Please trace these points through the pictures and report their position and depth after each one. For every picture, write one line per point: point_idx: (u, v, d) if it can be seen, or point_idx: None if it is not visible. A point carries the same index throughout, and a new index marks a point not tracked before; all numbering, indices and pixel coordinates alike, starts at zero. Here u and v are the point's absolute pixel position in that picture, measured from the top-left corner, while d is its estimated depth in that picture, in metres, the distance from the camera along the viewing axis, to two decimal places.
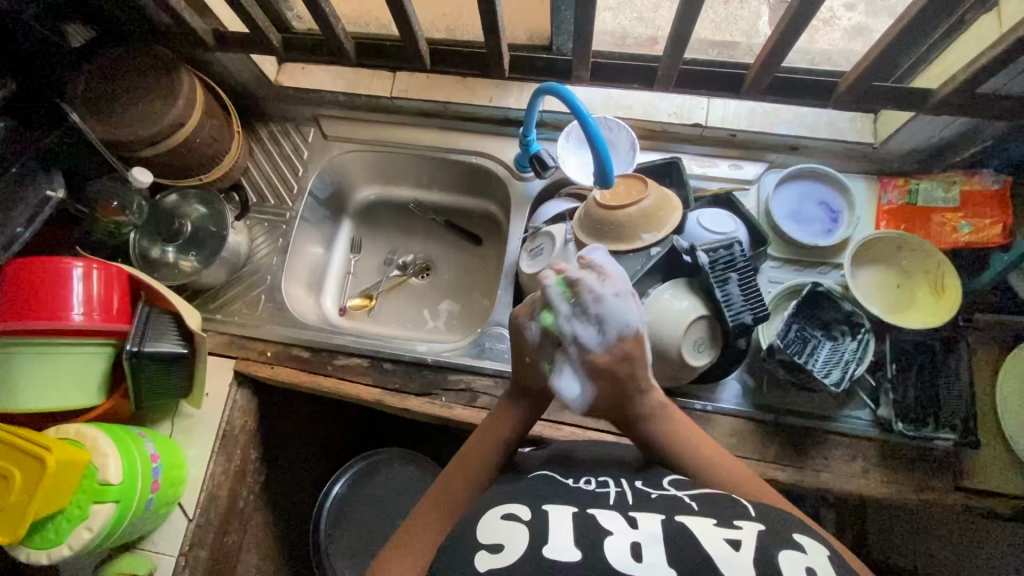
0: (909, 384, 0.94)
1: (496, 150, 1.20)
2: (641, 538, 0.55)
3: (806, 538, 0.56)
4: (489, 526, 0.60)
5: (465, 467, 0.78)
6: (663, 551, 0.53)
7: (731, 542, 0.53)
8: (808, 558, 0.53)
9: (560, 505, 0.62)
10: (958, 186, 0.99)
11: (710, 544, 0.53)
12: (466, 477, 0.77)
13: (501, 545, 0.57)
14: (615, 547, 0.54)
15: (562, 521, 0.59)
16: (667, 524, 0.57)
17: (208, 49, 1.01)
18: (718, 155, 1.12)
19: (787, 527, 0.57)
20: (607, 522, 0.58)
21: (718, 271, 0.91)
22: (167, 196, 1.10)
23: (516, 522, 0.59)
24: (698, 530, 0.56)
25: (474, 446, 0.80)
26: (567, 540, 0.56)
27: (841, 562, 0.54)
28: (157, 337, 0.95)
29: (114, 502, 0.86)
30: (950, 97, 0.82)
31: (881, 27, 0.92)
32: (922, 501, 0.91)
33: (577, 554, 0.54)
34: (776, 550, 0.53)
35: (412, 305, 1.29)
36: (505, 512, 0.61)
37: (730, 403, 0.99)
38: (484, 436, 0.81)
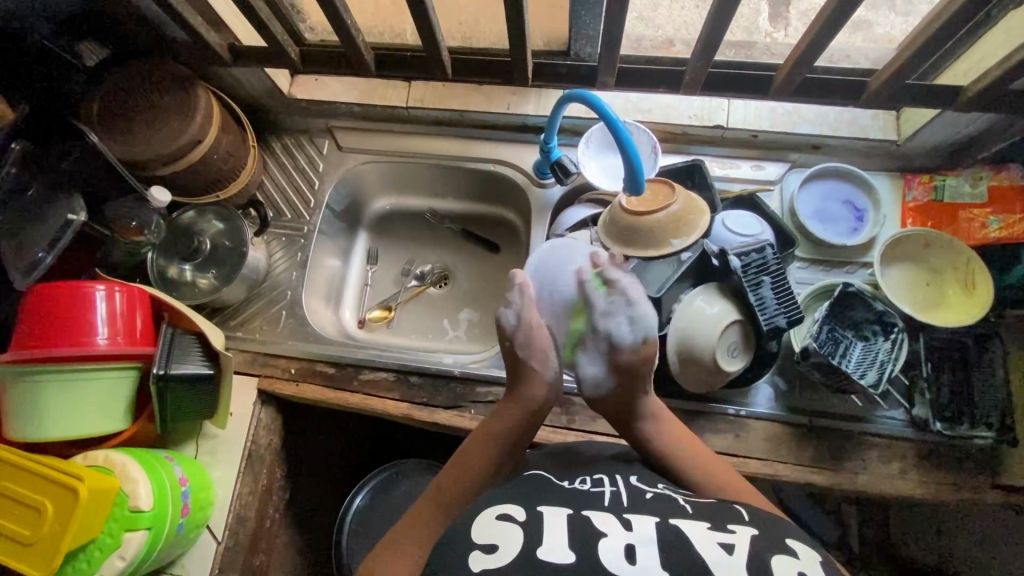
0: (944, 382, 0.93)
1: (514, 157, 1.19)
2: (634, 540, 0.54)
3: (798, 543, 0.56)
4: (482, 525, 0.57)
5: (463, 465, 0.75)
6: (656, 554, 0.52)
7: (724, 546, 0.53)
8: (801, 562, 0.53)
9: (554, 505, 0.61)
10: (985, 182, 0.98)
11: (705, 549, 0.52)
12: (465, 475, 0.73)
13: (495, 545, 0.55)
14: (609, 549, 0.53)
15: (558, 521, 0.57)
16: (661, 527, 0.56)
17: (225, 64, 1.00)
18: (740, 157, 1.11)
19: (779, 532, 0.57)
20: (601, 523, 0.57)
21: (750, 275, 0.90)
22: (184, 213, 1.10)
23: (510, 523, 0.57)
24: (693, 534, 0.55)
25: (473, 446, 0.77)
26: (562, 540, 0.54)
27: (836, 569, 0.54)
28: (181, 359, 0.93)
29: (146, 530, 0.85)
30: (983, 93, 0.82)
31: (881, 20, 1.00)
32: (961, 499, 0.91)
33: (571, 555, 0.53)
34: (769, 554, 0.53)
35: (431, 315, 1.28)
36: (500, 512, 0.59)
37: (763, 407, 0.98)
38: (485, 438, 0.77)
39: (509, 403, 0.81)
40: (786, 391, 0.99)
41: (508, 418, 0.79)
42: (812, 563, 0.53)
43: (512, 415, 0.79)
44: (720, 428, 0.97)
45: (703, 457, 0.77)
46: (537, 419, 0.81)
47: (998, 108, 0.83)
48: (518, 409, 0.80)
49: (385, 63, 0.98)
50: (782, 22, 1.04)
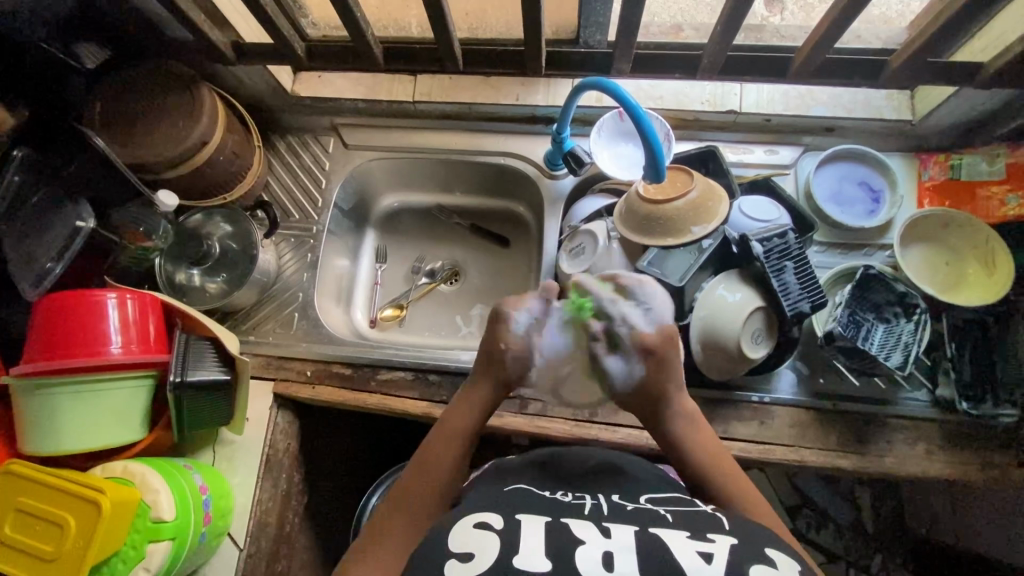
0: (965, 363, 0.93)
1: (525, 149, 1.17)
2: (613, 548, 0.54)
3: (778, 553, 0.55)
4: (459, 533, 0.57)
5: (426, 464, 0.75)
6: (635, 561, 0.53)
7: (703, 555, 0.53)
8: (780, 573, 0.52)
9: (532, 513, 0.60)
10: (1002, 159, 0.97)
11: (682, 555, 0.53)
12: (427, 474, 0.74)
13: (471, 554, 0.54)
14: (587, 558, 0.53)
15: (535, 528, 0.57)
16: (641, 536, 0.56)
17: (228, 63, 0.97)
18: (754, 141, 1.10)
19: (761, 542, 0.56)
20: (579, 531, 0.57)
21: (773, 261, 0.89)
22: (192, 216, 1.07)
23: (486, 531, 0.57)
24: (672, 544, 0.55)
25: (436, 449, 0.77)
26: (539, 549, 0.54)
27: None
28: (197, 365, 0.92)
29: (169, 540, 0.84)
30: (1004, 69, 0.81)
31: None
32: (989, 479, 0.91)
33: (547, 562, 0.52)
34: (748, 564, 0.52)
35: (443, 312, 1.26)
36: (477, 521, 0.59)
37: (787, 393, 0.97)
38: (447, 436, 0.78)
39: (460, 401, 0.82)
40: (808, 376, 0.98)
41: (465, 418, 0.80)
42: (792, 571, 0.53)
43: (471, 413, 0.81)
44: (745, 416, 0.96)
45: (710, 452, 0.77)
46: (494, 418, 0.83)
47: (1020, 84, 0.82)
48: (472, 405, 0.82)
49: (394, 57, 0.95)
50: (778, 6, 1.02)
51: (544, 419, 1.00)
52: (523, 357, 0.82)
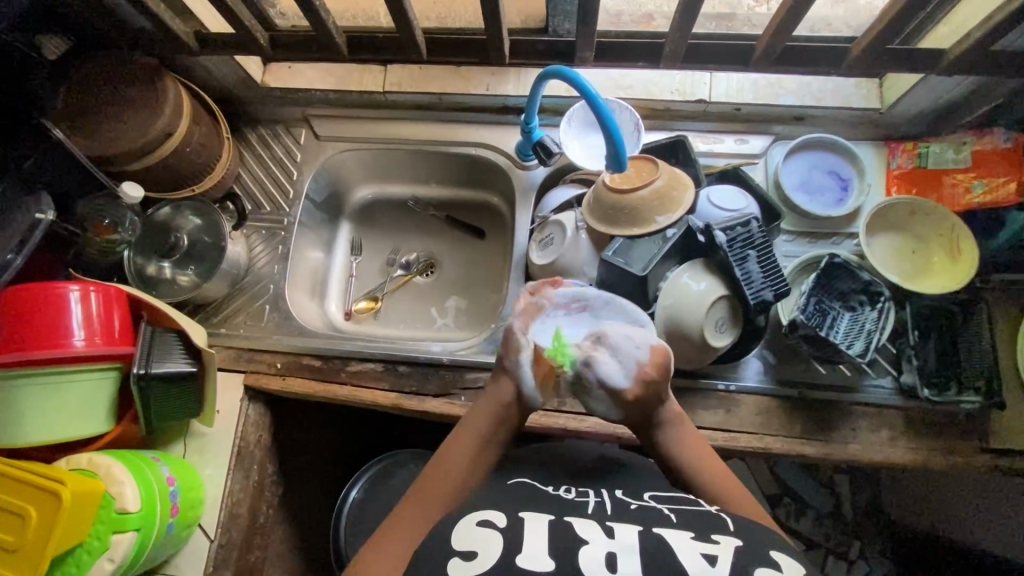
0: (930, 349, 0.94)
1: (496, 139, 1.16)
2: (616, 548, 0.56)
3: (782, 555, 0.56)
4: (464, 530, 0.59)
5: (441, 465, 0.73)
6: (637, 561, 0.54)
7: (706, 557, 0.54)
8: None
9: (535, 512, 0.62)
10: (969, 147, 0.97)
11: (687, 559, 0.54)
12: (445, 476, 0.72)
13: (475, 552, 0.56)
14: (591, 556, 0.55)
15: (538, 528, 0.59)
16: (643, 537, 0.57)
17: (192, 53, 0.96)
18: (724, 130, 1.10)
19: (763, 545, 0.57)
20: (582, 531, 0.59)
21: (736, 250, 0.89)
22: (160, 210, 1.06)
23: (490, 530, 0.59)
24: (675, 544, 0.56)
25: (452, 446, 0.75)
26: (542, 548, 0.56)
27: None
28: (162, 359, 0.92)
29: (135, 531, 0.84)
30: (965, 55, 0.81)
31: None
32: (950, 466, 0.92)
33: (551, 563, 0.54)
34: (754, 567, 0.53)
35: (419, 304, 1.26)
36: (482, 519, 0.61)
37: (753, 381, 0.98)
38: (464, 442, 0.75)
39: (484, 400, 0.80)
40: (774, 364, 0.99)
41: (484, 415, 0.78)
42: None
43: (490, 408, 0.79)
44: (710, 404, 0.97)
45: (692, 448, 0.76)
46: (516, 417, 0.80)
47: (991, 71, 0.82)
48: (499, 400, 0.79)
49: (358, 46, 0.95)
50: None
51: None
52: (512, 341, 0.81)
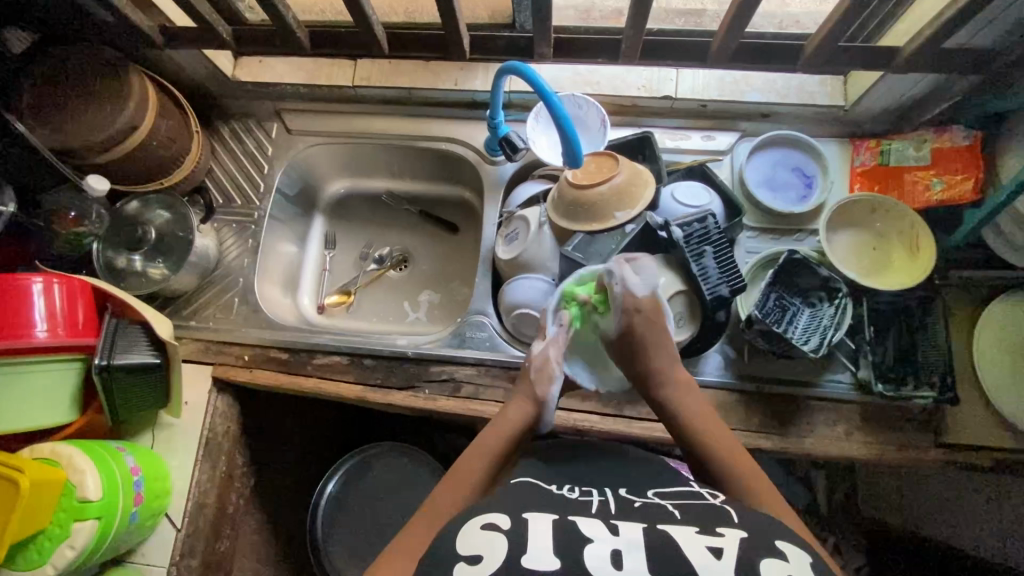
0: (889, 344, 0.95)
1: (465, 134, 1.17)
2: (623, 546, 0.55)
3: (787, 543, 0.56)
4: (466, 534, 0.58)
5: (455, 480, 0.73)
6: (643, 558, 0.54)
7: (712, 549, 0.54)
8: (790, 566, 0.53)
9: (537, 511, 0.61)
10: (929, 144, 0.97)
11: (691, 553, 0.54)
12: (458, 490, 0.72)
13: (480, 555, 0.55)
14: (596, 557, 0.54)
15: (541, 528, 0.58)
16: (649, 534, 0.57)
17: (157, 46, 0.97)
18: (691, 127, 1.11)
19: (768, 533, 0.57)
20: (588, 529, 0.58)
21: (693, 245, 0.91)
22: (129, 203, 1.08)
23: (493, 532, 0.57)
24: (681, 539, 0.56)
25: (467, 459, 0.75)
26: (547, 548, 0.55)
27: (825, 568, 0.54)
28: (127, 349, 0.93)
29: (95, 519, 0.85)
30: (917, 53, 0.81)
31: None
32: (904, 460, 0.93)
33: (556, 562, 0.53)
34: (758, 558, 0.53)
35: (391, 298, 1.27)
36: (484, 521, 0.59)
37: (713, 375, 0.99)
38: (477, 455, 0.76)
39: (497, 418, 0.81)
40: (735, 359, 0.99)
41: (498, 434, 0.79)
42: (802, 565, 0.54)
43: (508, 428, 0.80)
44: None
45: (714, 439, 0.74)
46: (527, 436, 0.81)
47: (949, 68, 0.83)
48: (511, 417, 0.81)
49: (320, 41, 0.95)
50: None
51: (475, 402, 1.01)
52: (546, 373, 0.84)
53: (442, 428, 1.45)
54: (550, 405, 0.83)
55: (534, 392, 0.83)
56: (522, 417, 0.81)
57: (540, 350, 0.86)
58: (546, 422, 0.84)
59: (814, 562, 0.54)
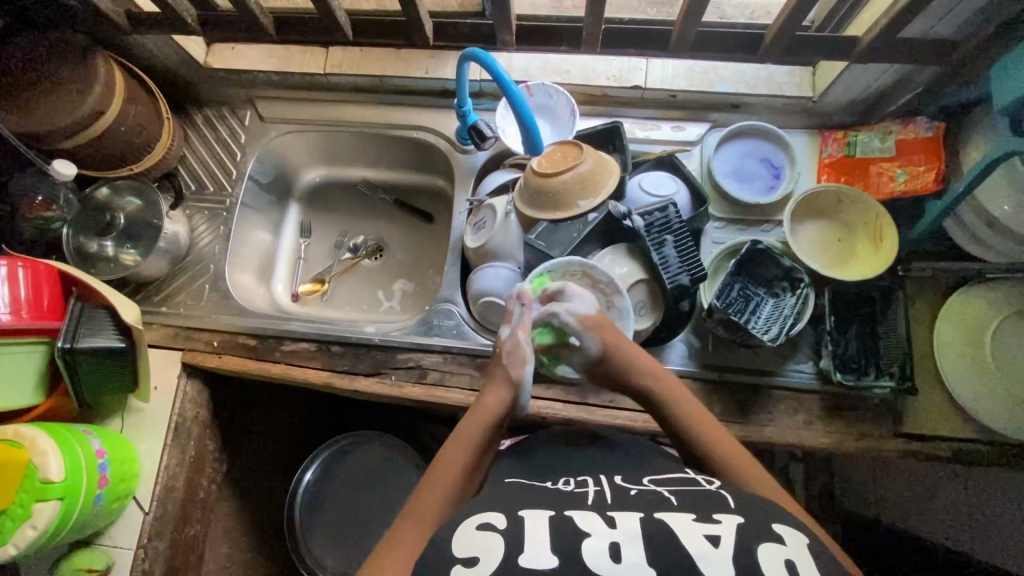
0: (852, 336, 0.95)
1: (436, 123, 1.17)
2: (619, 538, 0.55)
3: (785, 527, 0.57)
4: (464, 535, 0.58)
5: (435, 475, 0.70)
6: (641, 549, 0.54)
7: (710, 538, 0.54)
8: (789, 549, 0.54)
9: (534, 508, 0.61)
10: (893, 136, 0.97)
11: (689, 541, 0.54)
12: (440, 484, 0.69)
13: (477, 557, 0.55)
14: (593, 549, 0.54)
15: (538, 525, 0.58)
16: (646, 523, 0.57)
17: (123, 31, 0.98)
18: (661, 118, 1.11)
19: (766, 517, 0.58)
20: (585, 523, 0.58)
21: (654, 234, 0.92)
22: (98, 190, 1.09)
23: (490, 531, 0.57)
24: (678, 529, 0.56)
25: (446, 454, 0.72)
26: (544, 544, 0.55)
27: (822, 547, 0.55)
28: (93, 334, 0.94)
29: (58, 501, 0.85)
30: (875, 42, 0.82)
31: None
32: (863, 449, 0.93)
33: (554, 559, 0.53)
34: (756, 544, 0.54)
35: (365, 287, 1.28)
36: (480, 522, 0.59)
37: (677, 364, 0.99)
38: (456, 449, 0.73)
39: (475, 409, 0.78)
40: (699, 349, 0.99)
41: (478, 425, 0.76)
42: (800, 548, 0.54)
43: (489, 415, 0.77)
44: None
45: (706, 424, 0.73)
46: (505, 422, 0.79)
47: (915, 59, 0.84)
48: (488, 404, 0.78)
49: (285, 27, 0.97)
50: None
51: (442, 389, 1.01)
52: (518, 355, 0.82)
53: (418, 417, 1.45)
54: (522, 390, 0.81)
55: (508, 375, 0.80)
56: (501, 401, 0.78)
57: (508, 335, 0.84)
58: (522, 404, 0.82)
59: (812, 544, 0.55)
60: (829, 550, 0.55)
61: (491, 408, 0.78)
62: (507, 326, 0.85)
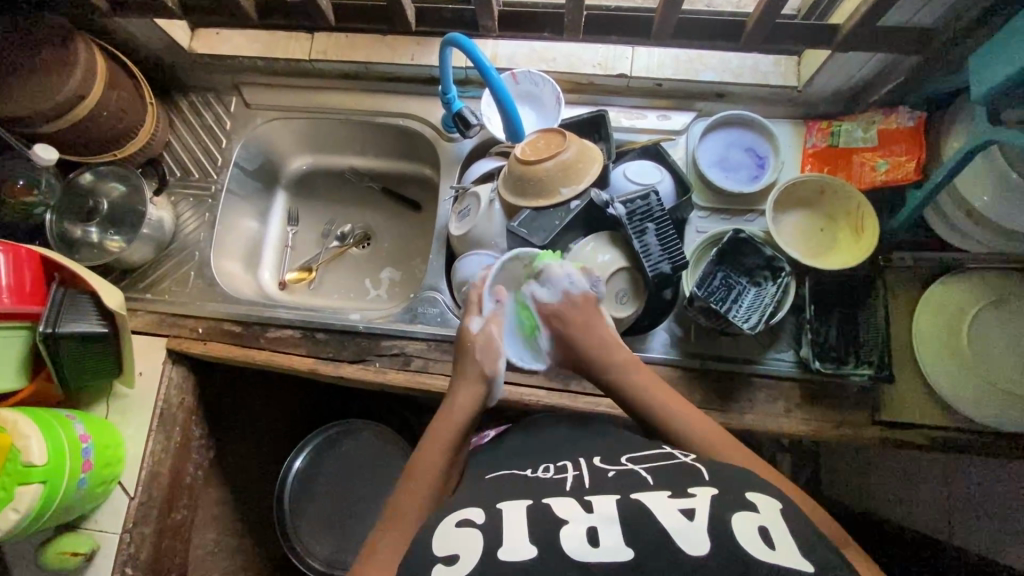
0: (832, 326, 0.96)
1: (421, 110, 1.17)
2: (597, 522, 0.56)
3: (759, 495, 0.58)
4: (443, 535, 0.58)
5: (413, 478, 0.70)
6: (619, 532, 0.54)
7: (685, 512, 0.55)
8: (762, 515, 0.55)
9: (513, 501, 0.62)
10: (876, 126, 0.97)
11: (665, 517, 0.55)
12: (419, 487, 0.69)
13: (456, 556, 0.56)
14: (572, 536, 0.55)
15: (517, 517, 0.58)
16: (622, 505, 0.58)
17: (104, 15, 0.98)
18: (647, 106, 1.11)
19: (741, 487, 0.59)
20: (562, 512, 0.58)
21: (635, 222, 0.92)
22: (82, 175, 1.09)
23: (469, 528, 0.58)
24: (654, 506, 0.57)
25: (422, 455, 0.73)
26: (522, 538, 0.55)
27: (797, 515, 0.56)
28: (74, 318, 0.94)
29: (40, 483, 0.85)
30: (853, 31, 0.83)
31: None
32: (843, 437, 0.93)
33: (533, 551, 0.54)
34: (730, 513, 0.55)
35: (353, 275, 1.28)
36: (460, 519, 0.60)
37: (658, 352, 1.00)
38: (432, 449, 0.73)
39: (450, 407, 0.79)
40: (681, 337, 1.00)
41: (453, 422, 0.76)
42: (773, 514, 0.55)
43: (464, 413, 0.78)
44: None
45: (675, 404, 0.74)
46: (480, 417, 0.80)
47: (894, 47, 0.84)
48: (463, 400, 0.79)
49: (266, 11, 0.98)
50: None
51: (425, 375, 1.02)
52: (491, 351, 0.83)
53: (406, 405, 1.45)
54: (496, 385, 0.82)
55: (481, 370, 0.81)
56: (475, 397, 0.79)
57: (479, 328, 0.85)
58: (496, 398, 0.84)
59: (786, 514, 0.56)
60: (804, 519, 0.56)
61: (467, 405, 0.79)
62: (476, 318, 0.86)
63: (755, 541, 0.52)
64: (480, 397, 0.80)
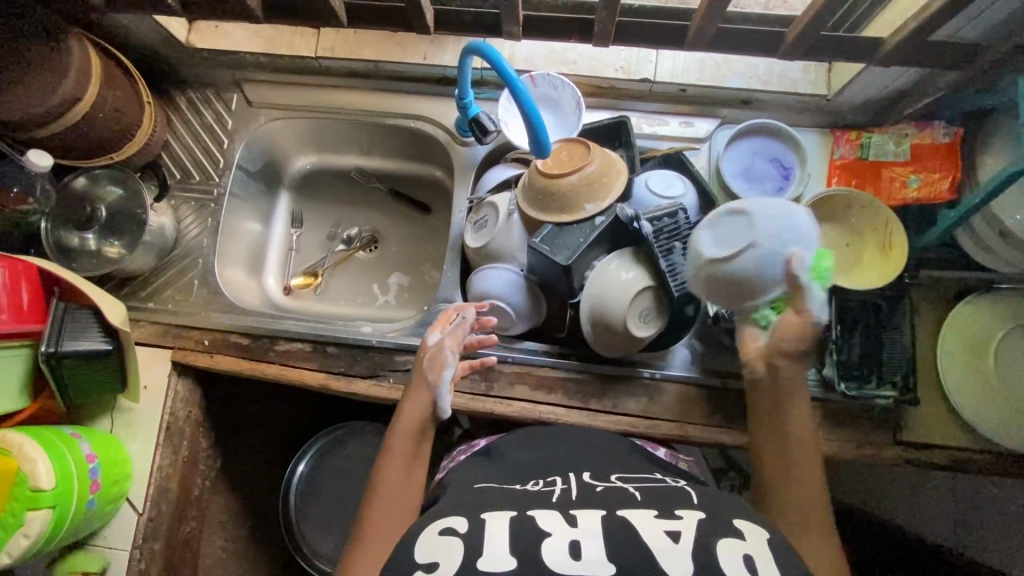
0: (854, 344, 0.93)
1: (434, 112, 1.12)
2: (579, 535, 0.55)
3: (745, 522, 0.57)
4: (425, 541, 0.57)
5: (376, 493, 0.71)
6: (601, 544, 0.54)
7: (670, 534, 0.54)
8: (747, 544, 0.54)
9: (496, 509, 0.60)
10: (909, 139, 0.94)
11: (650, 537, 0.54)
12: (389, 502, 0.70)
13: (436, 563, 0.54)
14: (554, 549, 0.54)
15: (499, 525, 0.57)
16: (608, 520, 0.57)
17: (96, 8, 0.91)
18: (670, 112, 1.07)
19: (727, 511, 0.58)
20: (545, 522, 0.57)
21: (662, 241, 0.90)
22: (76, 179, 1.03)
23: (451, 536, 0.56)
24: (637, 523, 0.56)
25: (381, 473, 0.73)
26: (501, 547, 0.54)
27: (782, 545, 0.55)
28: (77, 335, 0.90)
29: (50, 509, 0.82)
30: (900, 46, 0.79)
31: None
32: (862, 456, 0.93)
33: (512, 561, 0.53)
34: (715, 537, 0.54)
35: (360, 279, 1.24)
36: (443, 527, 0.58)
37: (679, 369, 0.98)
38: (392, 464, 0.73)
39: (399, 417, 0.78)
40: (702, 354, 0.99)
41: (405, 434, 0.76)
42: (759, 543, 0.54)
43: (411, 421, 0.78)
44: (635, 391, 0.97)
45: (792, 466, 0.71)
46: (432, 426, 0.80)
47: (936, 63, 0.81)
48: (409, 409, 0.79)
49: (273, 10, 0.92)
50: None
51: None
52: (438, 360, 0.83)
53: None
54: (445, 391, 0.81)
55: (427, 379, 0.82)
56: (420, 406, 0.79)
57: (433, 342, 0.86)
58: (445, 409, 0.82)
59: (770, 538, 0.55)
60: (787, 545, 0.55)
61: (416, 415, 0.78)
62: (438, 332, 0.87)
63: (739, 569, 0.51)
64: (429, 404, 0.80)
